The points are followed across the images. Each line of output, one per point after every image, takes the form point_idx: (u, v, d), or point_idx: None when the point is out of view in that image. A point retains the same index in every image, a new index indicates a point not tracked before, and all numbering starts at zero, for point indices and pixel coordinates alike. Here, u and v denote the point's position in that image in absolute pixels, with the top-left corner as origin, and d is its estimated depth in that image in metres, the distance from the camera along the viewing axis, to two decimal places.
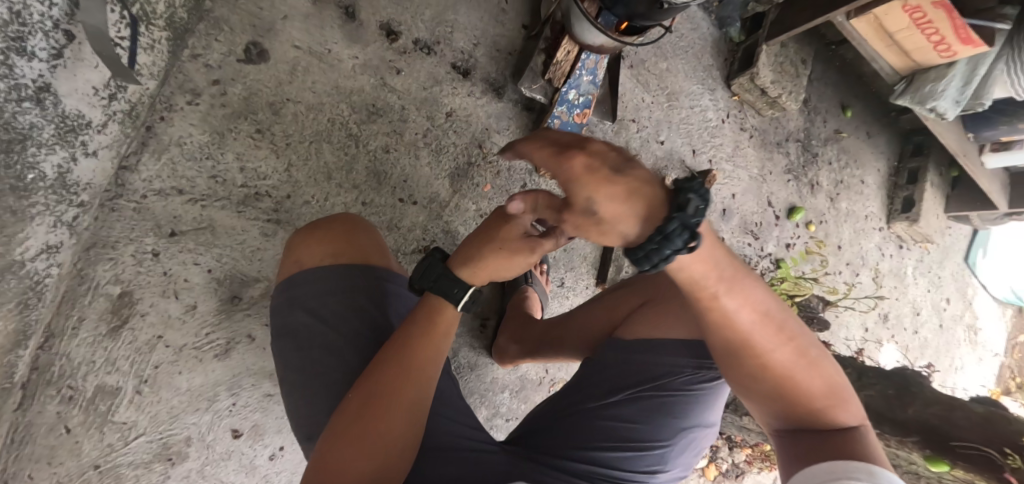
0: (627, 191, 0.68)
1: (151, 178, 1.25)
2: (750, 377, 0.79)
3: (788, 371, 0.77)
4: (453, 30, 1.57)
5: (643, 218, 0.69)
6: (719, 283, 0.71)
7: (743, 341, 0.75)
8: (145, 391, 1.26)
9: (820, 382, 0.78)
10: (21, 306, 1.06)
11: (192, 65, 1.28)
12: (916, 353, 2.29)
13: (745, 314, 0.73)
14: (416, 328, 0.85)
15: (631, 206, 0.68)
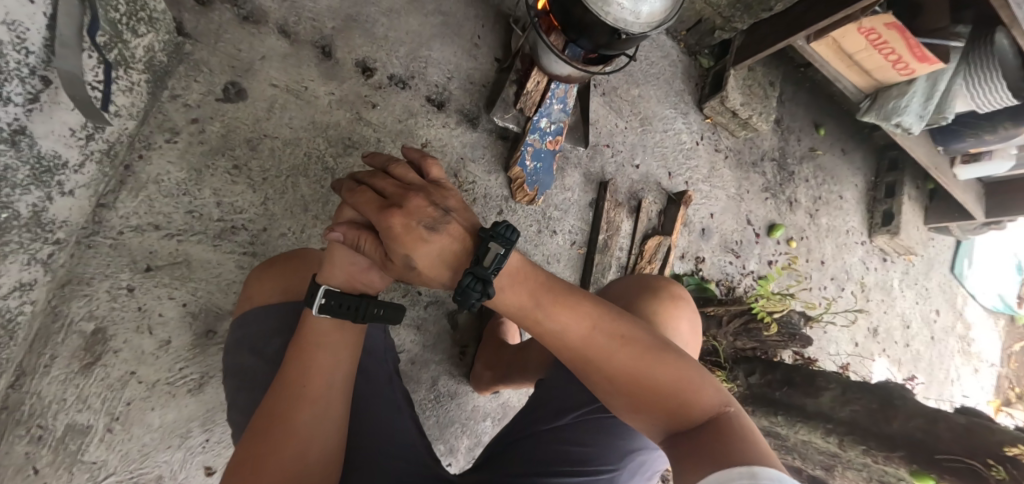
0: (440, 242, 0.71)
1: (128, 215, 1.27)
2: (615, 392, 0.81)
3: (646, 375, 0.79)
4: (427, 65, 1.62)
5: (443, 266, 0.73)
6: (553, 297, 0.77)
7: (581, 357, 0.79)
8: (117, 429, 1.25)
9: (676, 379, 0.80)
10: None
11: (171, 105, 1.31)
12: (909, 365, 2.41)
13: (594, 329, 0.79)
14: (303, 365, 0.80)
15: (439, 255, 0.72)
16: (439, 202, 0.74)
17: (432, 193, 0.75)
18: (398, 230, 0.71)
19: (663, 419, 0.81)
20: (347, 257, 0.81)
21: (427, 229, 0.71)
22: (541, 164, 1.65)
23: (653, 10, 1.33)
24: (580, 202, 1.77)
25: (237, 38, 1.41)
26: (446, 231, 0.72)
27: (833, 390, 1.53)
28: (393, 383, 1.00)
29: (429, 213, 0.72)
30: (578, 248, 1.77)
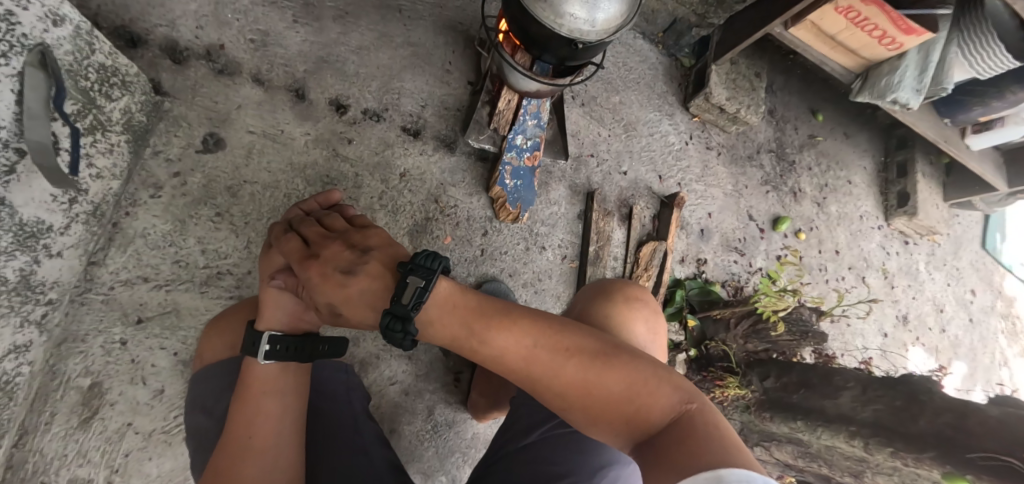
0: (358, 282, 0.84)
1: (118, 270, 1.32)
2: (572, 409, 0.82)
3: (595, 385, 0.79)
4: (400, 96, 1.65)
5: (363, 304, 0.84)
6: (488, 321, 0.82)
7: (529, 376, 0.81)
8: (117, 481, 1.29)
9: (630, 384, 0.79)
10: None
11: (153, 162, 1.37)
12: (948, 353, 2.29)
13: (534, 345, 0.81)
14: (244, 405, 0.93)
15: (358, 294, 0.84)
16: (356, 247, 0.90)
17: (351, 239, 0.91)
18: (318, 276, 0.86)
19: (625, 430, 0.79)
20: (287, 302, 0.97)
21: (344, 271, 0.85)
22: (521, 182, 1.64)
23: (609, 17, 1.30)
24: (567, 215, 1.75)
25: (212, 91, 1.46)
26: (362, 271, 0.85)
27: (853, 390, 1.45)
28: (353, 421, 1.13)
29: (346, 258, 0.87)
30: (570, 262, 1.74)
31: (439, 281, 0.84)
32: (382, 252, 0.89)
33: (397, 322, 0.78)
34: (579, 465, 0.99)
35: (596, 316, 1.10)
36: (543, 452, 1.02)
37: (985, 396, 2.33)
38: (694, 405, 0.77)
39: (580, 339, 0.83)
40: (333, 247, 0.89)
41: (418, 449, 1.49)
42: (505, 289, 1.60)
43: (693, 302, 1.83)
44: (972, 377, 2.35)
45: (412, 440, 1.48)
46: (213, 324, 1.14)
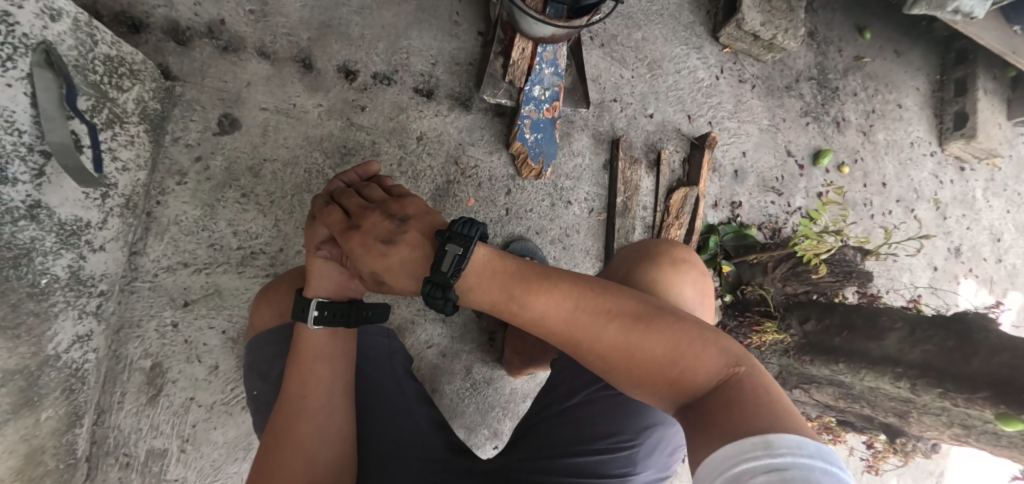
0: (398, 252, 0.84)
1: (160, 257, 1.35)
2: (610, 370, 0.83)
3: (636, 345, 0.81)
4: (409, 56, 1.60)
5: (405, 274, 0.85)
6: (532, 283, 0.83)
7: (570, 336, 0.83)
8: (189, 449, 1.38)
9: (677, 347, 0.80)
10: (68, 392, 1.16)
11: (175, 149, 1.39)
12: (1004, 284, 2.21)
13: (576, 306, 0.82)
14: (298, 368, 0.98)
15: (399, 264, 0.85)
16: (394, 217, 0.88)
17: (389, 209, 0.89)
18: (360, 248, 0.86)
19: (669, 389, 0.81)
20: (330, 271, 0.99)
21: (383, 242, 0.85)
22: (542, 134, 1.58)
23: None
24: (592, 166, 1.70)
25: (219, 71, 1.46)
26: (402, 242, 0.84)
27: (900, 331, 1.38)
28: (398, 383, 1.17)
29: (385, 229, 0.86)
30: (598, 215, 1.69)
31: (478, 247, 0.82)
32: (420, 221, 0.88)
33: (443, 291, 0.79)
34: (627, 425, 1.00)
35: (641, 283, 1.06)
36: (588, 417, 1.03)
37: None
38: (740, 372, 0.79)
39: (623, 303, 0.83)
40: (371, 219, 0.88)
41: (460, 406, 1.55)
42: (533, 247, 1.59)
43: (727, 248, 1.77)
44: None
45: (454, 398, 1.54)
46: (263, 292, 1.18)
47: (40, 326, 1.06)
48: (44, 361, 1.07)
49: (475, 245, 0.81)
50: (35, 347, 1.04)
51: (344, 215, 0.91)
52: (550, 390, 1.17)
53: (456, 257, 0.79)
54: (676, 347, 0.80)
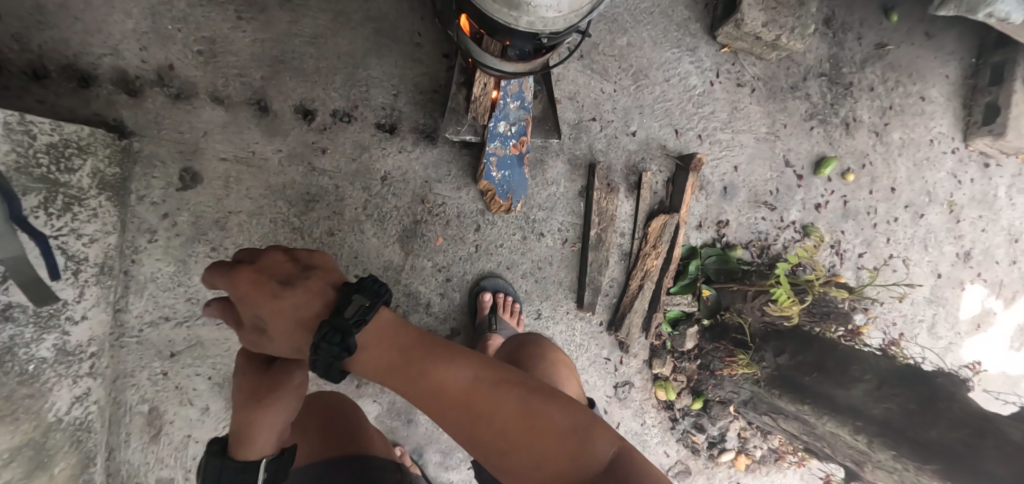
0: (297, 297, 0.79)
1: (142, 313, 1.41)
2: (480, 436, 0.73)
3: (516, 407, 0.73)
4: (369, 88, 1.53)
5: (298, 323, 0.79)
6: (414, 346, 0.78)
7: (443, 398, 0.75)
8: (192, 476, 1.49)
9: (564, 415, 0.74)
10: (77, 443, 1.27)
11: (141, 207, 1.40)
12: (1016, 287, 2.13)
13: (458, 371, 0.76)
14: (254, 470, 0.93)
15: (293, 309, 0.79)
16: (299, 263, 0.85)
17: (295, 256, 0.86)
18: (252, 288, 0.80)
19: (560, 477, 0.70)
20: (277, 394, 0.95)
21: (281, 284, 0.80)
22: (510, 172, 1.52)
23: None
24: (567, 193, 1.65)
25: (174, 121, 1.42)
26: (302, 286, 0.80)
27: (867, 384, 1.40)
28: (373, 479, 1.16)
29: (286, 271, 0.82)
30: (572, 245, 1.65)
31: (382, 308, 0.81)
32: (326, 273, 0.84)
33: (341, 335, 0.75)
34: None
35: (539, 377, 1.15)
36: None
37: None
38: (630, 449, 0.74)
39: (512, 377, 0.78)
40: (274, 259, 0.84)
41: (435, 434, 1.63)
42: (506, 283, 1.60)
43: (709, 271, 1.74)
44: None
45: (429, 427, 1.62)
46: None
47: (34, 403, 1.12)
48: (47, 426, 1.16)
49: (383, 303, 0.80)
50: (34, 425, 1.11)
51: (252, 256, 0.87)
52: None
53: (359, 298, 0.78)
54: (565, 417, 0.74)
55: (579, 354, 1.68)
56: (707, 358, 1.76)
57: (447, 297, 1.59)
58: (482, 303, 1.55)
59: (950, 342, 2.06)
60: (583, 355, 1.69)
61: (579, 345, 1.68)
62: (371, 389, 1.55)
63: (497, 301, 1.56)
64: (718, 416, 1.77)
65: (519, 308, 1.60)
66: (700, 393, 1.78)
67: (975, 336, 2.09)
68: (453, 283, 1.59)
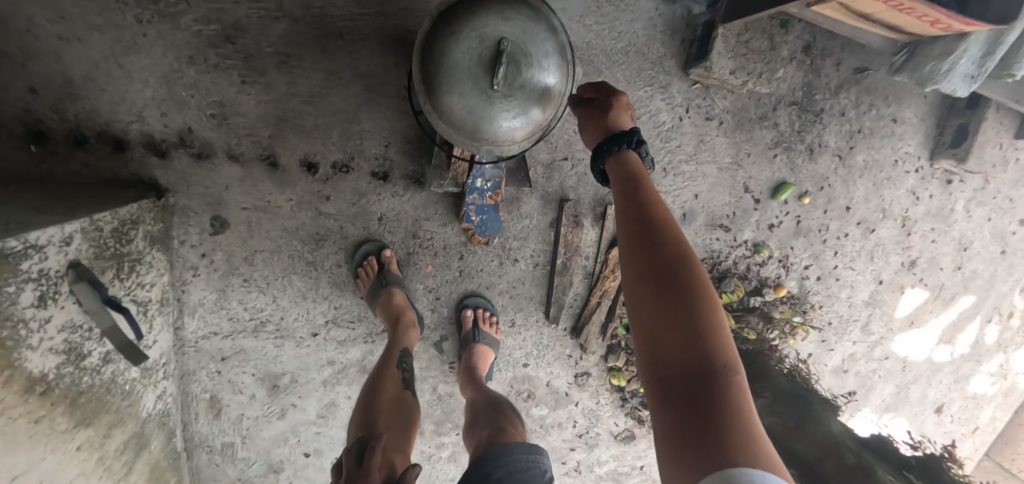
0: (606, 121, 1.24)
1: (196, 329, 1.78)
2: (642, 274, 0.90)
3: (673, 274, 0.88)
4: (363, 140, 1.74)
5: (602, 133, 1.23)
6: (666, 216, 1.00)
7: (640, 238, 0.96)
8: (247, 439, 1.91)
9: (718, 333, 0.83)
10: (163, 421, 1.74)
11: (184, 249, 1.72)
12: (957, 288, 2.30)
13: (688, 254, 0.92)
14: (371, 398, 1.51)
15: (603, 123, 1.24)
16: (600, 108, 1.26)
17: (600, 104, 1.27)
18: (591, 116, 1.27)
19: (685, 353, 0.81)
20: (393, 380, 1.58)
21: (606, 119, 1.24)
22: (487, 216, 1.78)
23: (529, 126, 1.29)
24: (539, 225, 1.90)
25: (199, 178, 1.68)
26: (607, 122, 1.24)
27: (766, 399, 1.77)
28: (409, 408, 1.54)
29: (599, 111, 1.26)
30: (542, 268, 1.94)
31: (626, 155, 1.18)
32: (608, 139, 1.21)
33: (613, 148, 1.19)
34: (507, 457, 1.28)
35: (503, 408, 1.57)
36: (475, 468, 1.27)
37: (948, 352, 2.38)
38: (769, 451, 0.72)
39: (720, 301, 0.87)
40: (591, 110, 1.27)
41: (429, 412, 2.02)
42: (486, 301, 1.92)
43: None
44: (955, 326, 2.36)
45: (426, 406, 2.02)
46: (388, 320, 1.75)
47: (131, 409, 1.58)
48: (141, 420, 1.64)
49: (639, 152, 1.21)
50: (135, 419, 1.60)
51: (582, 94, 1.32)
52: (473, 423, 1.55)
53: (636, 136, 1.20)
54: (722, 333, 0.84)
55: (546, 353, 2.05)
56: None
57: (437, 311, 1.92)
58: (464, 316, 1.85)
59: (881, 336, 2.31)
60: (550, 355, 2.05)
61: (547, 346, 2.04)
62: None
63: (477, 316, 1.86)
64: None
65: (496, 320, 1.91)
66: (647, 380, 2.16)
67: (909, 330, 2.32)
68: (441, 300, 1.92)
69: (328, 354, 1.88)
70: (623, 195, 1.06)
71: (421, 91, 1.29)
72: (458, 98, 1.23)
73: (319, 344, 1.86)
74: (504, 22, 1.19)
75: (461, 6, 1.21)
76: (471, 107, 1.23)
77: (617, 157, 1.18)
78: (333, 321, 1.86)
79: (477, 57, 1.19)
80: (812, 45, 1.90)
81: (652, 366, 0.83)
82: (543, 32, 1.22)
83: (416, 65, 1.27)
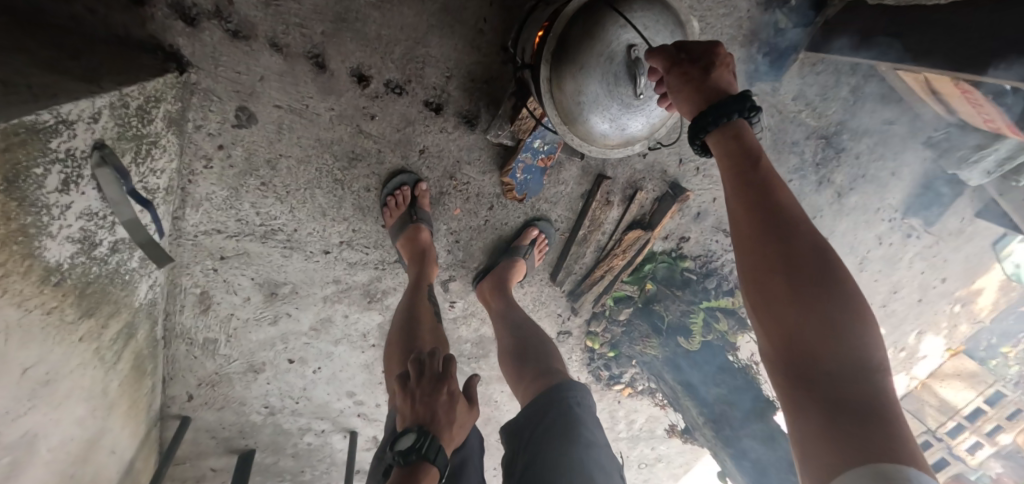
0: (702, 87, 1.04)
1: (197, 224, 1.64)
2: (774, 273, 0.84)
3: (807, 268, 0.82)
4: (424, 65, 1.57)
5: (697, 102, 1.03)
6: (788, 195, 0.90)
7: (763, 223, 0.88)
8: (233, 338, 1.90)
9: (861, 327, 0.79)
10: (150, 312, 1.64)
11: (197, 136, 1.50)
12: (875, 320, 2.71)
13: (819, 240, 0.86)
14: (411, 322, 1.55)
15: (700, 91, 1.04)
16: (695, 68, 1.06)
17: (692, 65, 1.06)
18: (684, 84, 1.06)
19: (826, 348, 0.78)
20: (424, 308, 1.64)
21: (706, 87, 1.03)
22: (531, 177, 1.77)
23: (637, 128, 1.41)
24: (571, 193, 1.92)
25: (231, 59, 1.43)
26: (706, 89, 1.03)
27: None
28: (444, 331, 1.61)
29: (695, 75, 1.05)
30: (561, 233, 2.02)
31: (734, 123, 0.99)
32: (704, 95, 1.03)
33: (721, 119, 0.99)
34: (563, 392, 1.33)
35: (544, 341, 1.64)
36: (534, 405, 1.34)
37: None
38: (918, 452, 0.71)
39: (857, 288, 0.82)
40: (687, 70, 1.06)
41: None
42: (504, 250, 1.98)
43: (659, 272, 2.15)
44: None
45: None
46: (411, 254, 1.74)
47: (127, 299, 1.47)
48: (134, 309, 1.53)
49: (748, 121, 1.00)
50: (128, 309, 1.49)
51: (669, 53, 1.09)
52: (521, 356, 1.60)
53: (749, 96, 0.99)
54: (864, 324, 0.79)
55: (538, 309, 2.19)
56: (631, 327, 2.25)
57: (452, 253, 1.94)
58: (529, 233, 1.90)
59: None
60: (542, 310, 2.21)
61: (542, 302, 2.18)
62: (380, 305, 1.97)
63: (536, 239, 1.92)
64: (623, 366, 2.38)
65: (545, 250, 1.99)
66: (616, 348, 2.34)
67: None
68: (459, 244, 1.94)
69: (335, 273, 1.86)
70: (735, 166, 0.95)
71: (546, 69, 1.36)
72: (582, 94, 1.33)
73: (328, 262, 1.83)
74: (622, 42, 1.27)
75: (579, 33, 1.30)
76: (595, 104, 1.34)
77: (722, 126, 0.99)
78: (347, 243, 1.82)
79: (610, 88, 1.30)
80: (866, 88, 1.94)
81: (790, 364, 0.81)
82: (669, 40, 1.29)
83: (550, 46, 1.35)
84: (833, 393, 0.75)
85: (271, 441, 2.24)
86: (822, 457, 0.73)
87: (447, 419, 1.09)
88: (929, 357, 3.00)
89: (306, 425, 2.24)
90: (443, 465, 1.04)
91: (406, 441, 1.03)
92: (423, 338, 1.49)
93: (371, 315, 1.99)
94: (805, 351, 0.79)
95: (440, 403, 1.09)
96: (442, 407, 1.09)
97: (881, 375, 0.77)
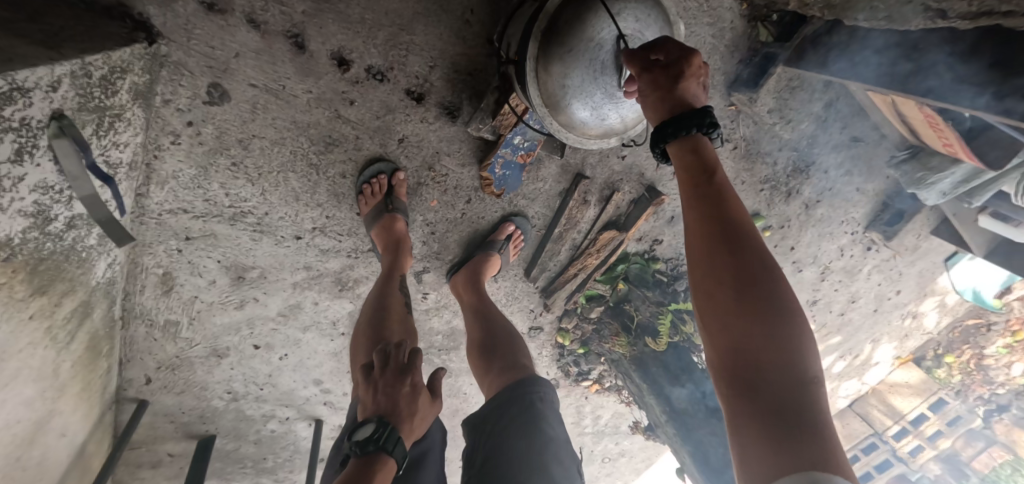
0: (668, 96, 1.05)
1: (162, 202, 1.58)
2: (723, 286, 0.86)
3: (754, 283, 0.85)
4: (408, 53, 1.53)
5: (662, 111, 1.05)
6: (745, 212, 0.93)
7: (716, 237, 0.89)
8: (196, 321, 1.84)
9: (801, 340, 0.81)
10: (108, 292, 1.58)
11: (165, 110, 1.43)
12: (832, 328, 2.81)
13: (766, 255, 0.87)
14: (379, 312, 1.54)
15: (665, 100, 1.05)
16: (666, 76, 1.07)
17: (664, 72, 1.07)
18: (653, 90, 1.07)
19: (766, 359, 0.80)
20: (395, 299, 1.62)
21: (672, 95, 1.05)
22: (509, 173, 1.76)
23: (618, 119, 1.41)
24: (549, 191, 1.93)
25: (205, 33, 1.36)
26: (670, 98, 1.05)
27: None
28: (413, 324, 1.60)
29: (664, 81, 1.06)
30: (537, 230, 2.02)
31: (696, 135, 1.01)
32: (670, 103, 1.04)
33: (682, 131, 1.00)
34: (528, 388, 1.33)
35: (514, 339, 1.63)
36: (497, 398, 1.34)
37: None
38: (849, 465, 0.72)
39: (801, 306, 0.84)
40: (656, 76, 1.07)
41: None
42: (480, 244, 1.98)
43: (631, 273, 2.20)
44: None
45: None
46: (384, 244, 1.72)
47: (83, 277, 1.41)
48: (90, 288, 1.46)
49: (709, 136, 1.01)
50: (84, 289, 1.43)
51: (641, 60, 1.11)
52: (489, 352, 1.59)
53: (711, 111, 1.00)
54: (805, 341, 0.81)
55: (510, 303, 2.20)
56: (601, 325, 2.28)
57: (427, 244, 1.93)
58: (504, 229, 1.90)
59: None
60: (515, 305, 2.22)
61: (515, 297, 2.19)
62: (351, 294, 1.94)
63: (512, 234, 1.92)
64: (591, 364, 2.42)
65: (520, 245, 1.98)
66: (586, 345, 2.36)
67: None
68: (435, 236, 1.92)
69: (306, 260, 1.82)
70: (693, 178, 0.97)
71: (534, 52, 1.34)
72: (570, 78, 1.32)
73: (299, 247, 1.79)
74: (612, 30, 1.27)
75: (570, 17, 1.28)
76: (581, 91, 1.33)
77: (683, 137, 1.00)
78: (320, 230, 1.78)
79: (597, 76, 1.30)
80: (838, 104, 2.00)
81: (732, 377, 0.82)
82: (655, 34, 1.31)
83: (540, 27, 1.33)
84: (769, 405, 0.77)
85: (233, 427, 2.19)
86: (753, 466, 0.74)
87: (409, 411, 1.08)
88: (880, 365, 3.14)
89: (269, 411, 2.20)
90: (401, 457, 1.03)
91: (365, 431, 1.01)
92: (391, 331, 1.49)
93: (341, 304, 1.96)
94: (747, 362, 0.81)
95: (404, 395, 1.09)
96: (405, 399, 1.08)
97: (819, 389, 0.78)
